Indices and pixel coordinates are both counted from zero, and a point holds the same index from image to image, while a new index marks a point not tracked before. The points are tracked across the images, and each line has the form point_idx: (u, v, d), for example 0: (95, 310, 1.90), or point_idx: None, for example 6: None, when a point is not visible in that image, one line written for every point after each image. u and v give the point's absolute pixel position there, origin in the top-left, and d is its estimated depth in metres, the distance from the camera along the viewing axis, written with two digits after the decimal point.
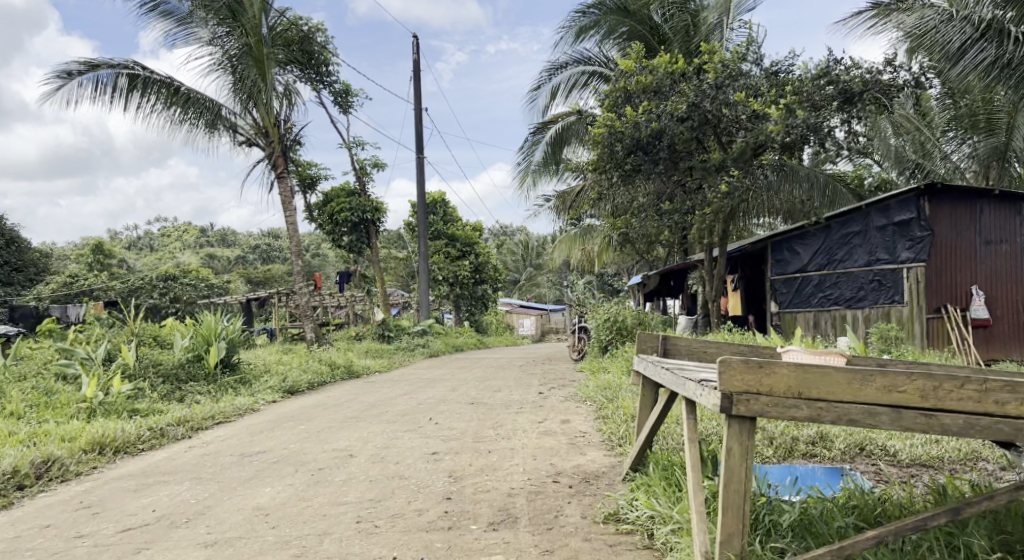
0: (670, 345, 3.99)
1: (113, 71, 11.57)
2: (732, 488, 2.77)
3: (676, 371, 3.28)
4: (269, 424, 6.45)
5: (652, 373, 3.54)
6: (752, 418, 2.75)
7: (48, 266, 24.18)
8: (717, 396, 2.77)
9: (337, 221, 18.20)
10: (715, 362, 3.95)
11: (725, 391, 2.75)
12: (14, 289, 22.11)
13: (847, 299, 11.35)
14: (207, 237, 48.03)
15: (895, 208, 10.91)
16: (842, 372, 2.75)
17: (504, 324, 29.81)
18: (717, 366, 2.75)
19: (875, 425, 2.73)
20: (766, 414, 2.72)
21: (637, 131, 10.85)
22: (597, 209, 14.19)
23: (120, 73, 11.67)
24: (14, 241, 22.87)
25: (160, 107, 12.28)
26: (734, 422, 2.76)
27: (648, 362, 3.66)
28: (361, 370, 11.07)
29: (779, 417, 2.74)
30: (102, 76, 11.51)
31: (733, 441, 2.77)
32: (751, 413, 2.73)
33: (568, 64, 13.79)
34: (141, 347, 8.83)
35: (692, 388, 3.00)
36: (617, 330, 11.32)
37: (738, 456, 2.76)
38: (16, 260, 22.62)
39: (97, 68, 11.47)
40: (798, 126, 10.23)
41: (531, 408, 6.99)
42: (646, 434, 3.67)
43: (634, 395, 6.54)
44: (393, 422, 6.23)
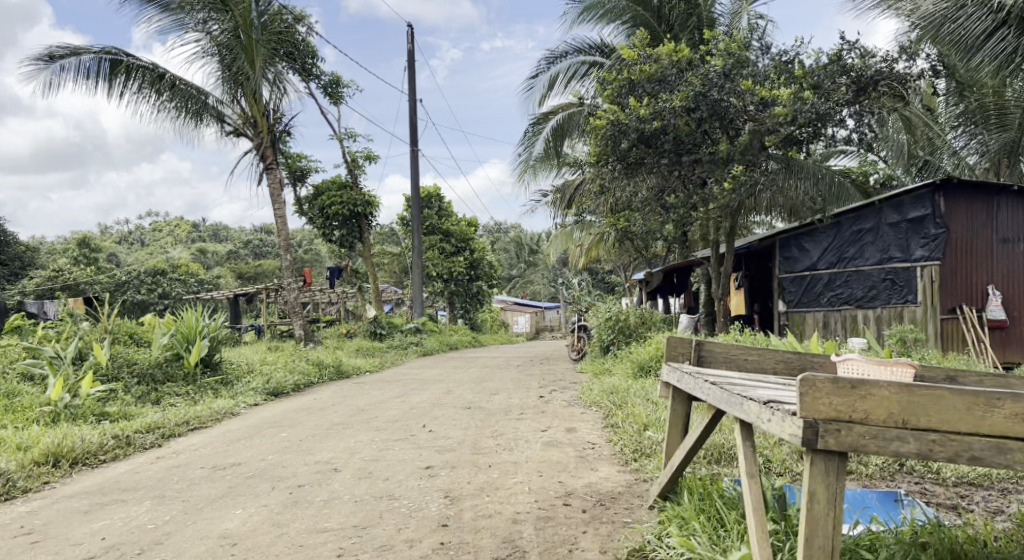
0: (706, 353, 3.58)
1: (96, 56, 10.98)
2: (817, 542, 2.40)
3: (726, 388, 2.94)
4: (249, 430, 5.93)
5: (693, 387, 3.19)
6: (844, 453, 2.38)
7: (33, 260, 23.57)
8: (800, 427, 2.39)
9: (328, 216, 17.67)
10: (756, 373, 3.55)
11: (811, 418, 2.37)
12: None
13: (858, 299, 10.89)
14: (198, 232, 47.35)
15: (910, 204, 10.47)
16: (960, 397, 2.36)
17: (499, 322, 29.34)
18: (799, 388, 2.36)
19: (1009, 465, 2.34)
20: (864, 449, 2.34)
21: (641, 123, 10.37)
22: (596, 203, 13.71)
23: (103, 58, 11.08)
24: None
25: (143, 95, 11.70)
26: (821, 458, 2.39)
27: (686, 374, 3.31)
28: (351, 371, 10.56)
29: (880, 453, 2.36)
30: (85, 63, 10.92)
31: (817, 483, 2.40)
32: (844, 448, 2.35)
33: (567, 54, 13.32)
34: (116, 345, 8.30)
35: (756, 412, 2.63)
36: (620, 330, 10.84)
37: (824, 501, 2.40)
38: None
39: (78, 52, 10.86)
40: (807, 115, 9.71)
41: (533, 413, 6.50)
42: (680, 456, 3.26)
43: (645, 402, 6.06)
44: (382, 430, 5.73)
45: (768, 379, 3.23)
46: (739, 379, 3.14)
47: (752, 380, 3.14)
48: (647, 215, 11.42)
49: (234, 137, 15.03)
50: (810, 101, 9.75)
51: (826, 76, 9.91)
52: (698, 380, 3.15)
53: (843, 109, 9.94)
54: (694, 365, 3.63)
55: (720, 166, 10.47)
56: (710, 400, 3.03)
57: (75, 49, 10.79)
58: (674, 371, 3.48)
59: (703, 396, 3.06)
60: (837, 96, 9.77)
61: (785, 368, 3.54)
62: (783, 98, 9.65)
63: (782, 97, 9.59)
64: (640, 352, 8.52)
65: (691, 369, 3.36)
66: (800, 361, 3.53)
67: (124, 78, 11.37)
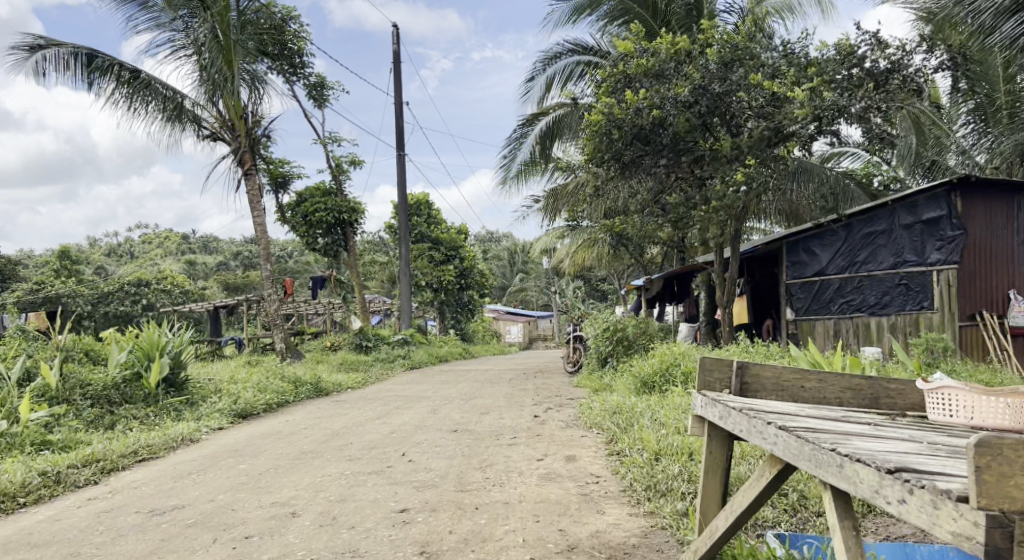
0: (749, 382, 3.16)
1: (71, 50, 10.27)
2: None
3: (798, 436, 2.39)
4: (206, 459, 5.21)
5: (750, 432, 2.63)
6: None
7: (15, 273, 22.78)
8: (985, 530, 1.75)
9: (311, 223, 16.91)
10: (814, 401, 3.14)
11: (1001, 515, 1.74)
12: None
13: (871, 306, 10.22)
14: (187, 244, 46.54)
15: (924, 204, 9.91)
16: None
17: (491, 331, 28.66)
18: (977, 473, 1.76)
19: None
20: None
21: (639, 118, 9.71)
22: (590, 209, 13.07)
23: (78, 52, 10.38)
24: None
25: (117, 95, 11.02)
26: None
27: (737, 413, 2.76)
28: (331, 388, 9.79)
29: None
30: (60, 56, 10.20)
31: None
32: None
33: (561, 54, 12.72)
34: (68, 363, 7.48)
35: (872, 483, 2.05)
36: (618, 341, 10.15)
37: None
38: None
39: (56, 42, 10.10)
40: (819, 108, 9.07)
41: (527, 437, 5.82)
42: (726, 517, 2.71)
43: (653, 426, 5.39)
44: (356, 460, 5.03)
45: (836, 416, 2.76)
46: (803, 419, 2.63)
47: (818, 420, 2.63)
48: (644, 218, 10.76)
49: (211, 141, 14.30)
50: (823, 94, 9.12)
51: (839, 69, 9.28)
52: (753, 420, 2.63)
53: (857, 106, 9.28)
54: (736, 395, 3.18)
55: (723, 162, 9.74)
56: (771, 448, 2.51)
57: (48, 43, 10.06)
58: (716, 405, 2.93)
59: (762, 443, 2.53)
60: (856, 89, 9.17)
61: (852, 397, 3.17)
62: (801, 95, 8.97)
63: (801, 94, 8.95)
64: (642, 367, 7.87)
65: (737, 404, 2.83)
66: (872, 389, 3.18)
67: (99, 74, 10.69)
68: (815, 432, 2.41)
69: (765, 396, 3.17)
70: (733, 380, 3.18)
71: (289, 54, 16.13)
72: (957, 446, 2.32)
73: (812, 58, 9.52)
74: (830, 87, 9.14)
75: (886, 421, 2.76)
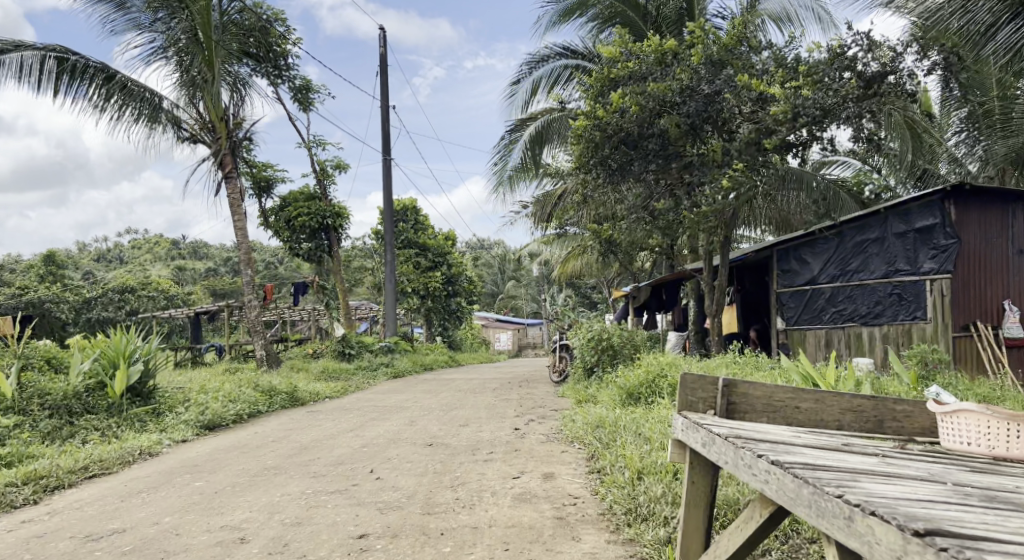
0: (734, 403, 2.99)
1: (40, 52, 9.85)
2: None
3: (795, 475, 2.13)
4: (161, 475, 4.84)
5: (738, 466, 2.37)
6: None
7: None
8: None
9: (294, 228, 16.57)
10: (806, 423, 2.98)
11: None
12: None
13: (863, 316, 9.99)
14: (176, 249, 46.04)
15: (917, 212, 9.68)
16: None
17: (479, 338, 28.37)
18: None
19: None
20: None
21: (624, 121, 9.52)
22: (578, 215, 12.81)
23: (48, 54, 9.97)
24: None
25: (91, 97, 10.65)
26: None
27: (722, 442, 2.49)
28: (308, 398, 9.44)
29: None
30: (28, 59, 9.77)
31: None
32: None
33: (549, 58, 12.50)
34: (27, 370, 7.10)
35: (893, 544, 1.79)
36: (604, 350, 9.86)
37: None
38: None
39: (20, 49, 9.67)
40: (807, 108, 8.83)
41: (505, 452, 5.54)
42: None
43: (636, 442, 5.13)
44: (321, 477, 4.74)
45: (832, 444, 2.52)
46: (798, 450, 2.38)
47: (815, 452, 2.38)
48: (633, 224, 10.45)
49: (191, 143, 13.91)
50: (812, 95, 8.91)
51: (829, 71, 9.04)
52: (740, 452, 2.37)
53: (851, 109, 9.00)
54: (722, 417, 2.99)
55: (712, 165, 9.48)
56: (761, 486, 2.27)
57: (18, 44, 9.63)
58: (698, 430, 2.68)
59: (750, 478, 2.29)
60: (847, 90, 8.90)
61: (853, 418, 3.00)
62: (781, 96, 8.76)
63: (782, 94, 8.72)
64: (628, 378, 7.60)
65: (722, 431, 2.57)
66: (876, 411, 3.02)
67: (69, 76, 10.30)
68: (810, 468, 2.17)
69: (755, 417, 3.00)
70: (720, 399, 2.99)
71: (274, 56, 15.81)
72: (971, 487, 2.11)
73: (802, 60, 9.29)
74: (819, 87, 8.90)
75: (893, 449, 2.54)
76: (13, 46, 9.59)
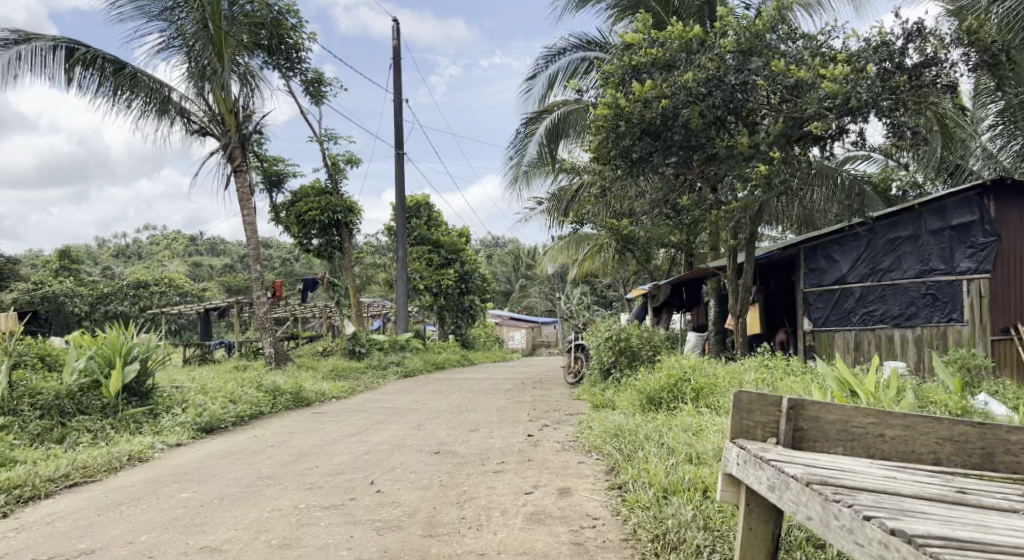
0: (802, 428, 2.87)
1: (49, 43, 9.54)
2: None
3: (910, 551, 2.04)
4: (147, 483, 4.48)
5: (834, 530, 2.28)
6: None
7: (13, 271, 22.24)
8: None
9: (305, 224, 16.27)
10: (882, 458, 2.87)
11: None
12: None
13: (895, 317, 9.47)
14: (194, 246, 46.02)
15: (954, 209, 9.21)
16: None
17: (493, 337, 27.97)
18: None
19: None
20: None
21: (648, 111, 9.04)
22: (596, 210, 12.38)
23: (57, 47, 9.66)
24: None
25: (100, 89, 10.34)
26: None
27: (809, 493, 2.38)
28: (313, 398, 9.07)
29: None
30: (38, 52, 9.45)
31: None
32: None
33: (566, 50, 12.09)
34: (19, 368, 6.76)
35: None
36: (622, 352, 9.43)
37: None
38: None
39: (30, 40, 9.37)
40: (861, 93, 8.25)
41: (517, 461, 5.16)
42: None
43: (660, 456, 4.76)
44: (317, 489, 4.38)
45: (939, 502, 2.40)
46: (893, 504, 2.33)
47: (908, 504, 2.33)
48: (653, 220, 10.01)
49: (200, 136, 13.59)
50: (860, 81, 8.37)
51: (867, 59, 8.54)
52: (831, 505, 2.30)
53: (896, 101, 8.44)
54: (787, 445, 2.88)
55: (740, 158, 9.00)
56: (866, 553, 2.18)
57: (27, 36, 9.35)
58: (770, 467, 2.60)
59: (854, 546, 2.20)
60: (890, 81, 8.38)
61: (952, 450, 2.89)
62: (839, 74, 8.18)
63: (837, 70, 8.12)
64: (648, 381, 7.19)
65: (797, 473, 2.49)
66: (983, 442, 2.88)
67: (79, 68, 10.04)
68: (921, 530, 2.10)
69: (830, 446, 2.90)
70: (783, 425, 2.88)
71: (286, 48, 15.48)
72: None
73: (837, 48, 8.80)
74: (864, 74, 8.33)
75: (1003, 500, 2.48)
76: (22, 38, 9.30)
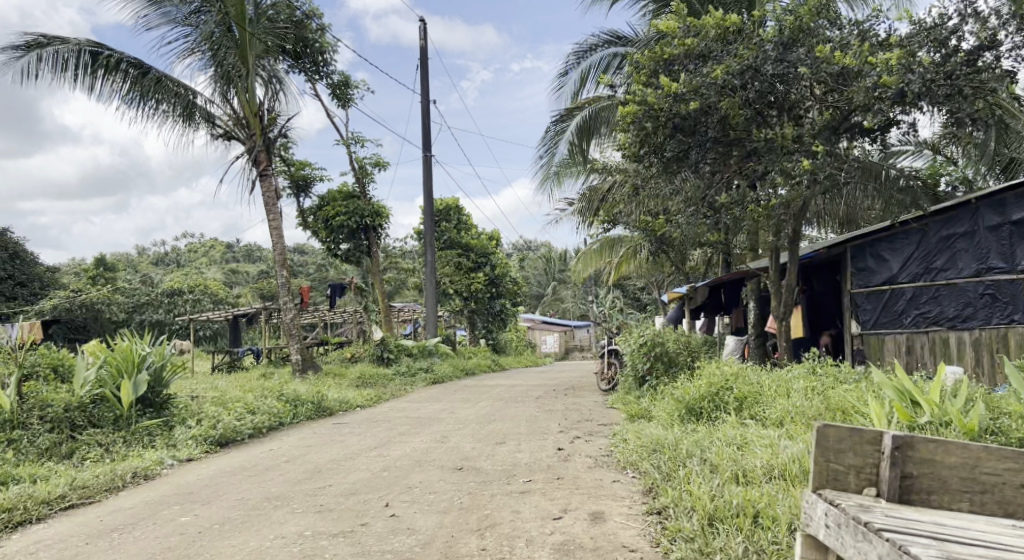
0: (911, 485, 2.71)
1: (74, 46, 9.45)
2: None
3: None
4: (147, 505, 4.20)
5: None
6: None
7: (52, 280, 22.57)
8: None
9: (333, 228, 16.09)
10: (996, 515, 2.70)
11: None
12: (14, 308, 20.45)
13: (950, 319, 8.79)
14: (232, 254, 46.52)
15: (1014, 203, 8.42)
16: None
17: (525, 341, 27.57)
18: None
19: None
20: None
21: (682, 104, 8.58)
22: (629, 210, 11.91)
23: (82, 49, 9.55)
24: (18, 253, 21.30)
25: (125, 93, 10.21)
26: None
27: None
28: (336, 407, 8.77)
29: None
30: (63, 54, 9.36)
31: None
32: None
33: (598, 45, 11.69)
34: (31, 381, 6.58)
35: None
36: (657, 358, 8.95)
37: None
38: (17, 273, 21.04)
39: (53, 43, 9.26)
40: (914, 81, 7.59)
41: (546, 479, 4.77)
42: None
43: (703, 474, 4.36)
44: (327, 512, 4.04)
45: None
46: None
47: None
48: (693, 220, 9.25)
49: (225, 140, 13.45)
50: (913, 67, 7.69)
51: (915, 43, 7.87)
52: None
53: (957, 86, 7.68)
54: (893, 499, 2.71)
55: (782, 151, 8.41)
56: None
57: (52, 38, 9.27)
58: (885, 544, 2.35)
59: None
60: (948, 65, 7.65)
61: None
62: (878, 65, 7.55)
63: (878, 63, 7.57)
64: (686, 389, 6.73)
65: None
66: None
67: (103, 73, 9.90)
68: None
69: (952, 499, 2.74)
70: (883, 472, 2.73)
71: (313, 52, 15.31)
72: None
73: (888, 32, 8.17)
74: (919, 59, 7.67)
75: None
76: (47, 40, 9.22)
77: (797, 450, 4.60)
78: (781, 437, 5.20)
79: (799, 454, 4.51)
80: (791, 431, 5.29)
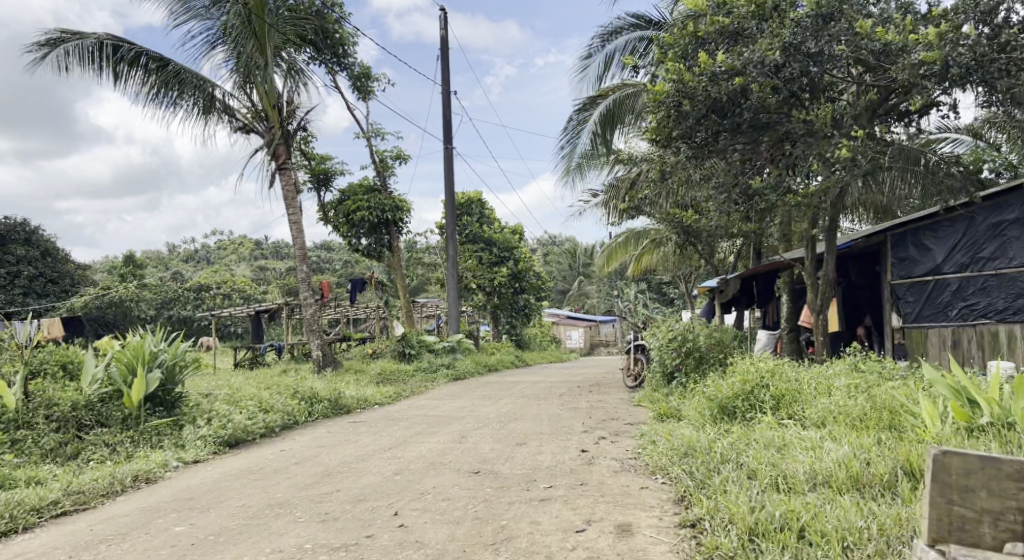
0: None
1: (96, 40, 9.26)
2: None
3: None
4: (142, 512, 3.95)
5: None
6: None
7: (81, 277, 22.75)
8: None
9: (354, 223, 15.87)
10: None
11: None
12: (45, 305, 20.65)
13: (999, 312, 8.25)
14: (261, 250, 46.78)
15: None
16: None
17: (549, 337, 27.20)
18: None
19: None
20: None
21: (715, 85, 8.13)
22: (657, 200, 11.48)
23: (104, 42, 9.35)
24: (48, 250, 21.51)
25: (146, 87, 10.01)
26: None
27: None
28: (354, 405, 8.52)
29: None
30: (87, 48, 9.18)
31: None
32: None
33: (623, 30, 11.27)
34: (39, 379, 6.40)
35: None
36: (686, 353, 8.55)
37: None
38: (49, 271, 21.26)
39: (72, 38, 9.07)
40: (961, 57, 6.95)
41: (569, 485, 4.42)
42: None
43: (741, 480, 3.99)
44: (332, 521, 3.75)
45: None
46: None
47: None
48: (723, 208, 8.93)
49: (244, 134, 13.26)
50: (963, 40, 7.03)
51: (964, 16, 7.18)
52: None
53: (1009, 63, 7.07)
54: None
55: (820, 137, 7.90)
56: None
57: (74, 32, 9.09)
58: None
59: None
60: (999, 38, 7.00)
61: None
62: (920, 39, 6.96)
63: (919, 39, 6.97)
64: (719, 387, 6.32)
65: None
66: None
67: (125, 68, 9.73)
68: None
69: None
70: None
71: (333, 44, 15.04)
72: None
73: (932, 7, 7.59)
74: (966, 33, 7.00)
75: None
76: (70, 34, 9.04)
77: (842, 454, 4.22)
78: (824, 439, 4.80)
79: (845, 459, 4.14)
80: (834, 432, 4.89)
